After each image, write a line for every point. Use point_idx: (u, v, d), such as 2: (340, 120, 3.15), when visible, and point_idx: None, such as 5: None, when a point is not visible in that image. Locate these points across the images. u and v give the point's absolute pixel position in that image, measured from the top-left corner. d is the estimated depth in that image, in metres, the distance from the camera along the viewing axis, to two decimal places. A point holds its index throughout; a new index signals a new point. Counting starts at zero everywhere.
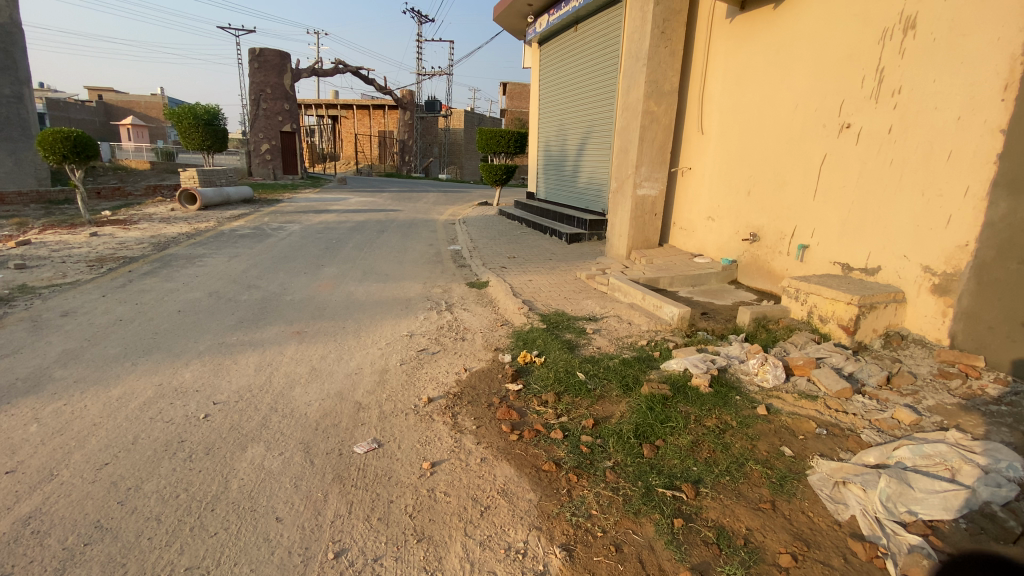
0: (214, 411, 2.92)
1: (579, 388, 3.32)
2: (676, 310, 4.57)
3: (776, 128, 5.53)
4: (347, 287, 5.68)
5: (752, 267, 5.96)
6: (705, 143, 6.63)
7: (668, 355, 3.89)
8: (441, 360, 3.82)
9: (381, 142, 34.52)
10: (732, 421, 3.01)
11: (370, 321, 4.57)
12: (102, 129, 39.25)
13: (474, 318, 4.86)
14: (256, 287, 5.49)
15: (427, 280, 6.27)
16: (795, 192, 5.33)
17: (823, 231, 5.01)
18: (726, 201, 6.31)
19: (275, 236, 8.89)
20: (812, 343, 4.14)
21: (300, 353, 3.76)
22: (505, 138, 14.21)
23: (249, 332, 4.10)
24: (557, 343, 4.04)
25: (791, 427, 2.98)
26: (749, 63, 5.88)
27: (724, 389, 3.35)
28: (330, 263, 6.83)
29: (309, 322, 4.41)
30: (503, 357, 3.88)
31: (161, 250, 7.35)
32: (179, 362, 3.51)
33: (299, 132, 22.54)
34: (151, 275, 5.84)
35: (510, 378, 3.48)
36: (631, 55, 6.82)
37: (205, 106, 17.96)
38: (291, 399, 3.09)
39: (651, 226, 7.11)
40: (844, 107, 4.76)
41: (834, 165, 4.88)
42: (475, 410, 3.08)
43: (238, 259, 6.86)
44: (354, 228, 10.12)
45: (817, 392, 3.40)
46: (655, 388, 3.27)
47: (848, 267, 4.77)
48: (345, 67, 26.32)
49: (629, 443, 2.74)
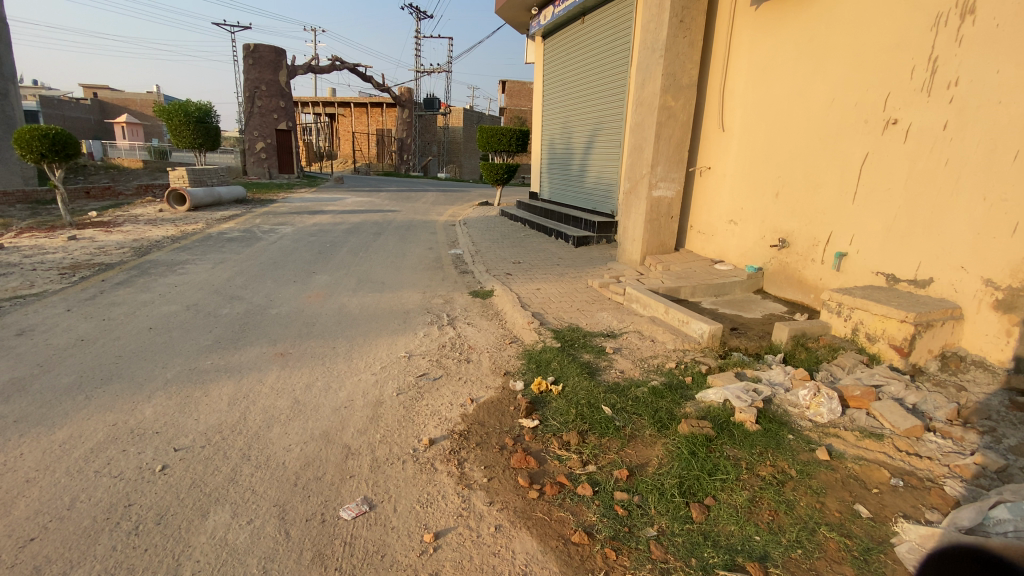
0: (174, 462, 2.44)
1: (605, 426, 2.85)
2: (705, 327, 4.10)
3: (809, 126, 5.05)
4: (340, 298, 5.19)
5: (780, 276, 5.49)
6: (726, 140, 6.16)
7: (703, 383, 3.43)
8: (443, 388, 3.34)
9: (379, 140, 33.97)
10: (791, 469, 2.54)
11: (364, 339, 4.08)
12: (97, 127, 38.74)
13: (480, 334, 4.37)
14: (240, 299, 5.00)
15: (426, 289, 5.78)
16: (832, 194, 4.84)
17: (864, 237, 4.54)
18: (751, 203, 5.84)
19: (266, 239, 8.40)
20: (861, 366, 3.68)
21: (283, 381, 3.27)
22: (507, 135, 13.67)
23: (226, 356, 3.61)
24: (575, 368, 3.55)
25: (861, 478, 2.52)
26: (776, 56, 5.41)
27: (774, 427, 2.89)
28: (322, 270, 6.36)
29: (296, 342, 3.92)
30: (514, 384, 3.39)
31: (142, 256, 6.86)
32: (141, 394, 3.03)
33: (294, 130, 22.00)
34: (127, 285, 5.34)
35: (524, 412, 3.01)
36: (646, 45, 6.33)
37: (196, 103, 17.43)
38: (268, 443, 2.61)
39: (667, 230, 6.63)
40: (890, 101, 4.28)
41: (878, 166, 4.40)
42: (485, 456, 2.60)
43: (223, 265, 6.38)
44: (349, 230, 9.62)
45: (882, 430, 2.93)
46: (695, 427, 2.80)
47: (893, 278, 4.30)
48: (342, 63, 25.78)
49: (673, 503, 2.27)
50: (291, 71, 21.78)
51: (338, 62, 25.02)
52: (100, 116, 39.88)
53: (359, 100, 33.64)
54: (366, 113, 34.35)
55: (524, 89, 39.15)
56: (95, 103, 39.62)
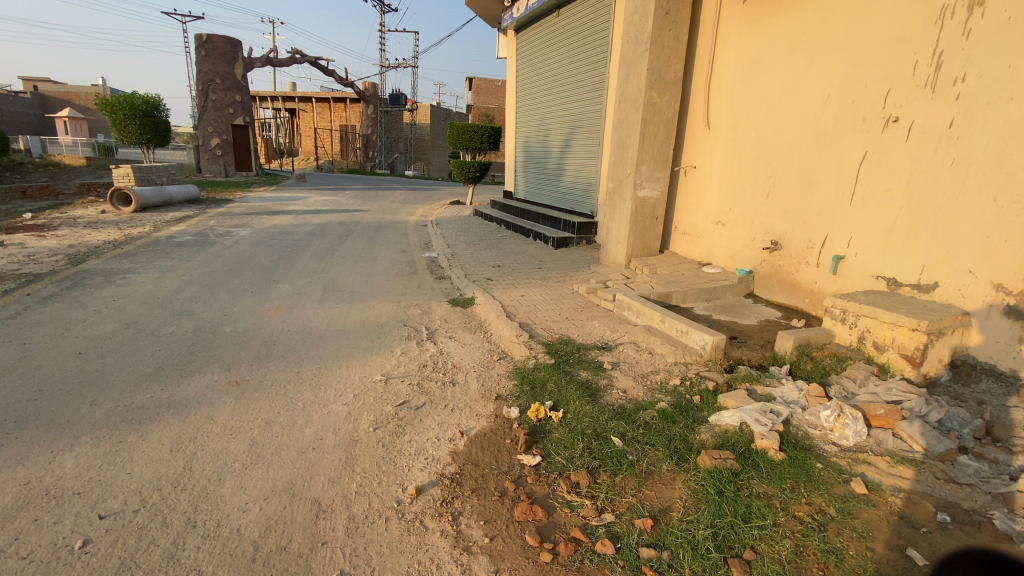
0: (98, 535, 1.96)
1: (617, 462, 2.51)
2: (707, 338, 3.81)
3: (803, 124, 4.84)
4: (304, 311, 4.68)
5: (771, 279, 5.28)
6: (712, 138, 5.93)
7: (714, 403, 3.13)
8: (427, 419, 2.92)
9: (343, 137, 32.86)
10: (829, 508, 2.26)
11: (334, 360, 3.62)
12: (37, 122, 36.33)
13: (464, 350, 3.96)
14: (189, 314, 4.45)
15: (401, 298, 5.32)
16: (827, 195, 4.64)
17: (863, 240, 4.35)
18: (739, 204, 5.62)
19: (221, 244, 7.72)
20: (873, 378, 3.47)
21: (237, 418, 2.79)
22: (479, 132, 13.20)
23: (169, 387, 3.10)
24: (574, 389, 3.19)
25: (905, 514, 2.26)
26: (767, 51, 5.19)
27: (800, 455, 2.63)
28: (284, 278, 5.81)
29: (253, 367, 3.43)
30: (508, 411, 3.00)
31: (77, 264, 6.14)
32: (62, 442, 2.51)
33: (252, 126, 20.91)
34: (56, 300, 4.68)
35: (522, 446, 2.64)
36: (630, 39, 6.04)
37: (141, 95, 16.23)
38: (218, 503, 2.15)
39: (652, 231, 6.35)
40: (890, 97, 4.10)
41: (878, 165, 4.22)
42: (484, 507, 2.23)
43: (172, 274, 5.75)
44: (313, 232, 9.01)
45: (911, 454, 2.70)
46: (717, 460, 2.50)
47: (895, 282, 4.13)
48: (302, 56, 24.72)
49: (709, 561, 1.95)
50: (248, 63, 20.67)
51: (298, 55, 23.97)
52: (39, 110, 37.13)
53: (321, 95, 32.43)
54: (329, 108, 33.18)
55: (491, 86, 38.63)
56: (32, 96, 36.85)
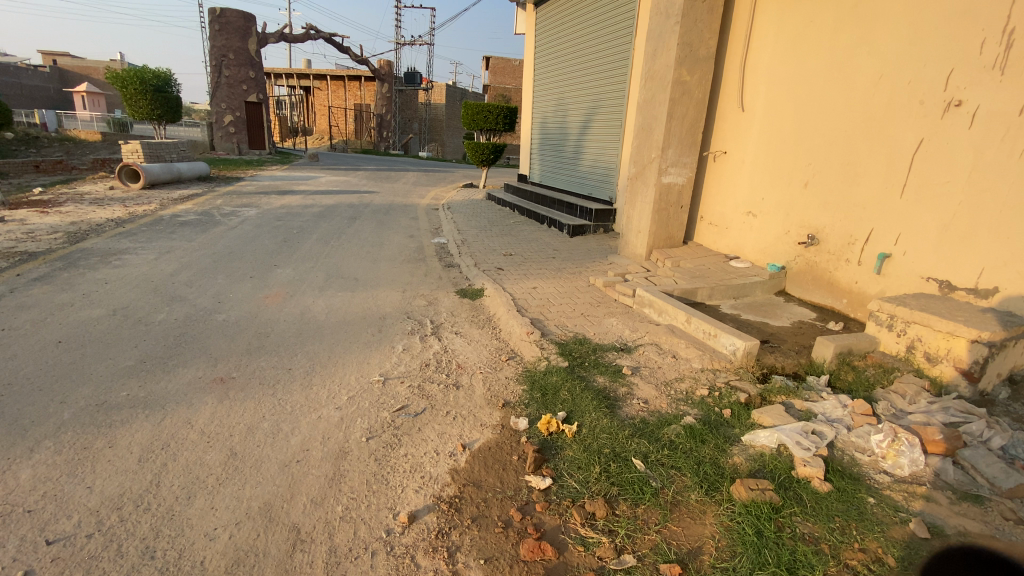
0: (41, 566, 1.73)
1: (639, 490, 2.20)
2: (738, 342, 3.46)
3: (849, 107, 4.39)
4: (303, 299, 4.41)
5: (806, 276, 4.88)
6: (745, 121, 5.48)
7: (748, 420, 2.80)
8: (426, 429, 2.63)
9: (357, 116, 32.46)
10: (888, 557, 1.93)
11: (330, 356, 3.34)
12: (56, 96, 36.49)
13: (470, 348, 3.66)
14: (182, 300, 4.20)
15: (406, 287, 5.02)
16: (873, 186, 4.21)
17: (913, 237, 3.93)
18: (773, 194, 5.19)
19: (225, 224, 7.47)
20: (924, 394, 3.11)
21: (217, 423, 2.53)
22: (495, 113, 12.74)
23: (148, 383, 2.86)
24: (590, 399, 2.87)
25: (977, 566, 1.93)
26: (811, 26, 4.73)
27: (849, 487, 2.29)
28: (285, 262, 5.55)
29: (242, 362, 3.16)
30: (516, 422, 2.70)
31: (74, 243, 5.94)
32: (20, 449, 2.28)
33: (266, 103, 20.62)
34: (46, 281, 4.47)
35: (531, 466, 2.34)
36: (659, 11, 5.57)
37: (152, 69, 15.97)
38: (183, 529, 1.91)
39: (676, 221, 5.96)
40: (952, 78, 3.65)
41: (934, 154, 3.78)
42: (485, 541, 1.94)
43: (170, 256, 5.51)
44: (320, 214, 8.74)
45: (977, 488, 2.36)
46: (754, 491, 2.17)
47: (948, 285, 3.72)
48: (317, 32, 24.25)
49: None
50: (262, 38, 20.29)
51: (312, 30, 23.52)
52: (58, 84, 37.15)
53: (336, 73, 31.99)
54: (343, 87, 32.71)
55: (508, 66, 37.88)
56: (50, 71, 36.79)
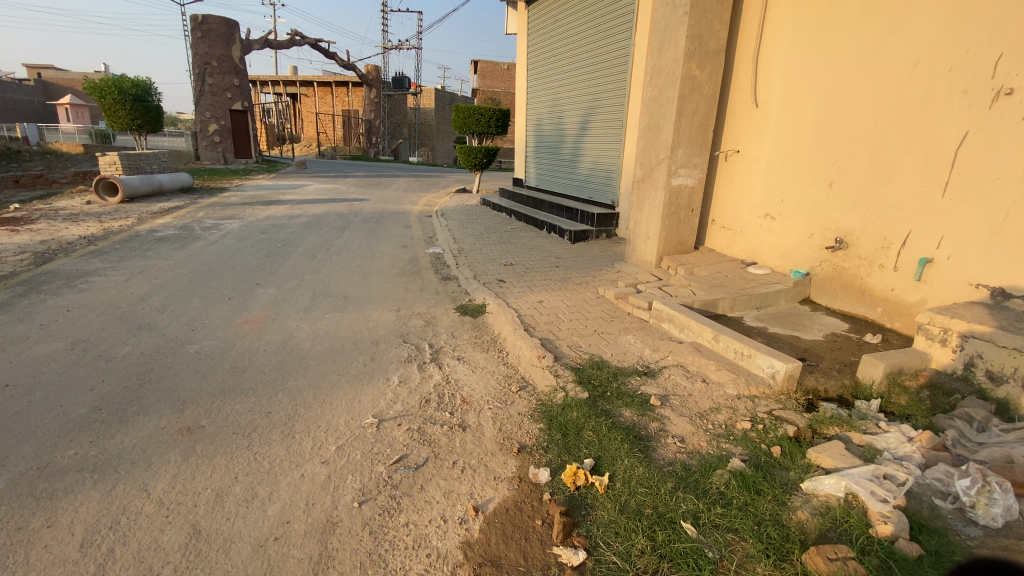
0: None
1: (696, 565, 1.80)
2: (777, 365, 3.08)
3: (879, 100, 4.04)
4: (286, 324, 3.98)
5: (833, 282, 4.52)
6: (761, 117, 5.12)
7: (804, 461, 2.40)
8: (431, 486, 2.22)
9: (346, 122, 31.95)
10: None
11: (316, 395, 2.92)
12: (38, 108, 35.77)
13: (474, 377, 3.25)
14: (151, 329, 3.76)
15: (401, 305, 4.60)
16: (910, 184, 3.86)
17: (959, 240, 3.57)
18: (794, 195, 4.83)
19: (205, 239, 7.02)
20: (993, 420, 2.73)
21: (180, 488, 2.11)
22: (487, 115, 12.35)
23: (102, 438, 2.43)
24: (619, 439, 2.48)
25: None
26: (833, 13, 4.37)
27: (942, 549, 1.91)
28: (269, 281, 5.11)
29: (215, 406, 2.74)
30: (536, 473, 2.30)
31: (40, 264, 5.47)
32: None
33: (251, 111, 20.14)
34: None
35: (560, 534, 1.94)
36: (665, 2, 5.21)
37: (131, 79, 15.45)
38: None
39: (687, 225, 5.59)
40: (1001, 65, 3.31)
41: (981, 149, 3.43)
42: None
43: (142, 277, 5.06)
44: (307, 225, 8.30)
45: None
46: (835, 563, 1.78)
47: (1001, 292, 3.37)
48: (302, 38, 23.80)
49: None
50: (246, 45, 19.81)
51: (298, 36, 23.07)
52: (40, 96, 36.41)
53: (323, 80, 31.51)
54: (330, 93, 32.23)
55: (497, 69, 37.61)
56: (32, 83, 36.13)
